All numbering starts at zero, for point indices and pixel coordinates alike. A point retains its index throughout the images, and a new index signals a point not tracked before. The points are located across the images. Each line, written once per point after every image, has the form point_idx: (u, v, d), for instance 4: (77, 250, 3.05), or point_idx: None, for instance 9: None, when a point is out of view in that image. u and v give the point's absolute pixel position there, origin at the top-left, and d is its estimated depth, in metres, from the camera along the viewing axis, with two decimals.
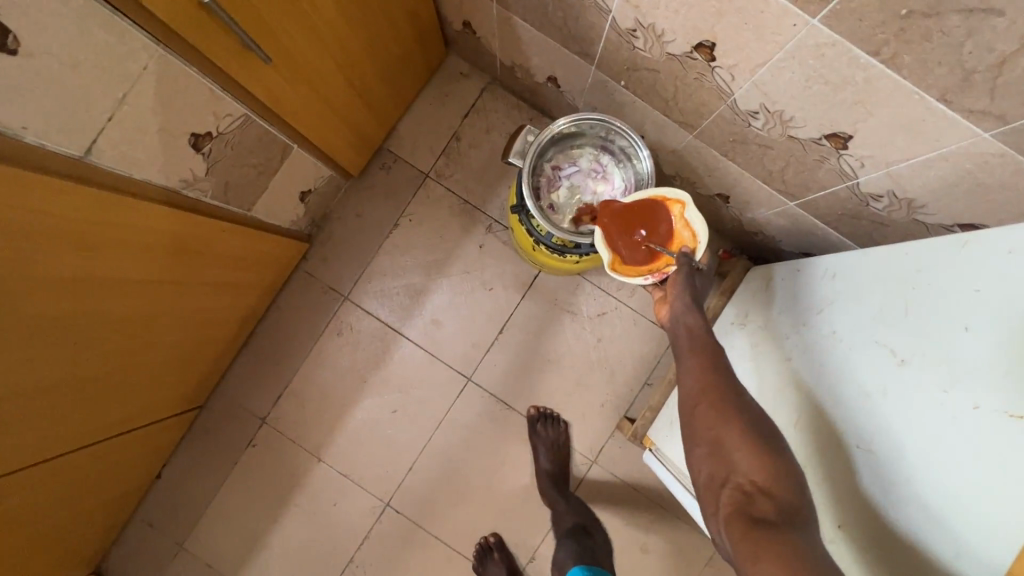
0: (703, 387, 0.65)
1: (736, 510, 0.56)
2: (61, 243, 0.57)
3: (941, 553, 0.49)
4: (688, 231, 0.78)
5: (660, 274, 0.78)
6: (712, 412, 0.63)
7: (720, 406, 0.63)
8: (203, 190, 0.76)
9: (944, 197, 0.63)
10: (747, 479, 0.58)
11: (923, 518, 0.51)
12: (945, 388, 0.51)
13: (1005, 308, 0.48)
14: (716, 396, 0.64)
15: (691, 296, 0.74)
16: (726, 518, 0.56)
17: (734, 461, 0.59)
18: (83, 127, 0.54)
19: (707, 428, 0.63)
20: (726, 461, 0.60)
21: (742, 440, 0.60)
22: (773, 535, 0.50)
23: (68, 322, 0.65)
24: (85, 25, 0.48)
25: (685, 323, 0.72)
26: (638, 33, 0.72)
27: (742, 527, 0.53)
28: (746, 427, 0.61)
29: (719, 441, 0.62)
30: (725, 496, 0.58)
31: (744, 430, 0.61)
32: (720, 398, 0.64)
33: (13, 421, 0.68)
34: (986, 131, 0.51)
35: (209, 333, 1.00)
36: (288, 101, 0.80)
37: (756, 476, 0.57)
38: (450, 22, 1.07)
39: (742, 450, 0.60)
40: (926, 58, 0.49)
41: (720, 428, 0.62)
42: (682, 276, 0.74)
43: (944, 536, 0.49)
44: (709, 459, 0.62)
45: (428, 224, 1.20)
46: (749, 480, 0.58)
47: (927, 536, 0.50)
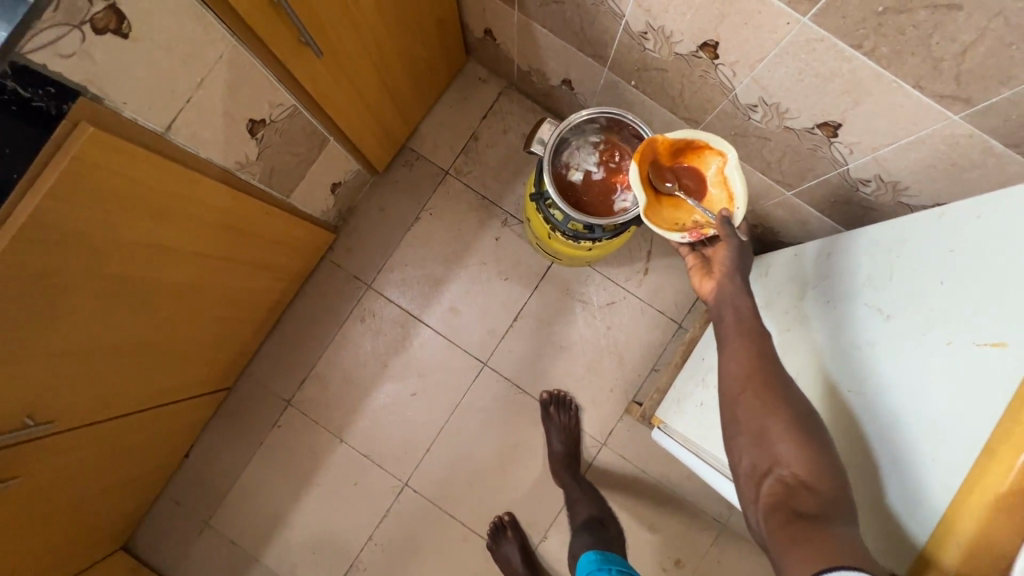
0: (746, 381, 0.68)
1: (777, 502, 0.59)
2: (138, 208, 0.64)
3: (915, 470, 0.55)
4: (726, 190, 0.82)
5: (697, 234, 0.82)
6: (757, 406, 0.66)
7: (763, 402, 0.66)
8: (253, 173, 0.84)
9: (924, 179, 0.71)
10: (789, 473, 0.61)
11: (901, 445, 0.57)
12: (924, 331, 0.57)
13: (976, 259, 0.55)
14: (761, 393, 0.66)
15: (743, 278, 0.76)
16: (766, 507, 0.60)
17: (778, 453, 0.62)
18: (166, 105, 0.61)
19: (746, 420, 0.66)
20: (771, 453, 0.63)
21: (787, 434, 0.63)
22: (815, 527, 0.54)
23: (131, 284, 0.72)
24: (181, 16, 0.56)
25: (734, 304, 0.74)
26: (648, 35, 0.81)
27: (781, 518, 0.57)
28: (792, 423, 0.64)
29: (764, 432, 0.64)
30: (767, 486, 0.61)
31: (789, 427, 0.63)
32: (772, 396, 0.66)
33: (76, 378, 0.74)
34: (956, 114, 0.59)
35: (244, 313, 1.06)
36: (331, 96, 0.88)
37: (798, 470, 0.61)
38: (472, 30, 1.16)
39: (785, 443, 0.62)
40: (901, 49, 0.56)
41: (759, 421, 0.65)
42: (734, 257, 0.76)
43: (917, 458, 0.54)
44: (751, 450, 0.65)
45: (448, 218, 1.28)
46: (793, 473, 0.61)
47: (903, 461, 0.56)
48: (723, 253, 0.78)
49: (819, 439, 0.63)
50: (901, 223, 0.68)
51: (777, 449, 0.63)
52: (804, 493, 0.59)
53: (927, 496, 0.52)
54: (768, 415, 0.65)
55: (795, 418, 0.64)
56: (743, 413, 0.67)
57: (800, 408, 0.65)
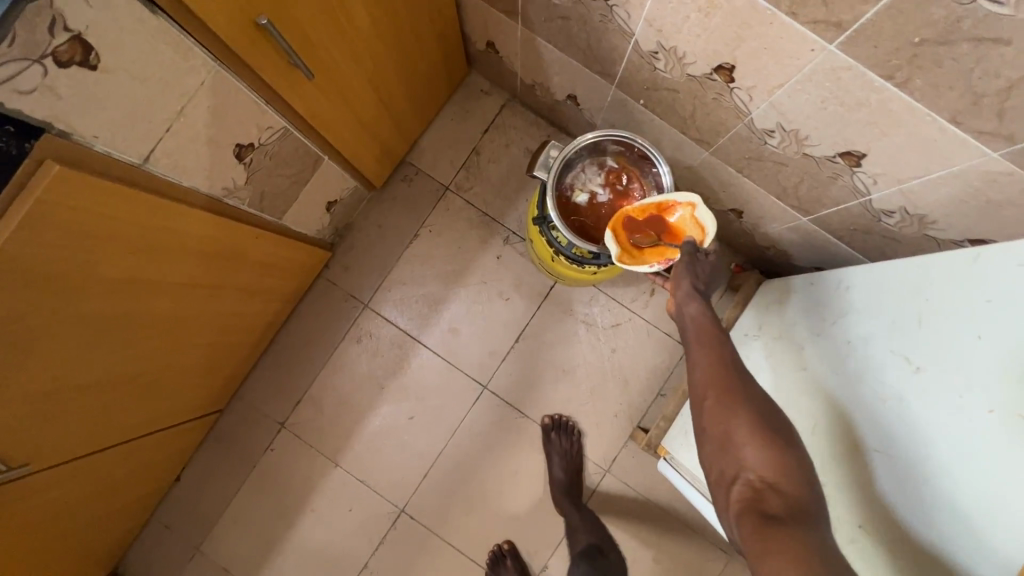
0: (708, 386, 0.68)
1: (745, 505, 0.59)
2: (113, 243, 0.60)
3: (956, 546, 0.51)
4: (698, 229, 0.80)
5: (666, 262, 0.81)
6: (721, 407, 0.66)
7: (727, 404, 0.66)
8: (241, 199, 0.80)
9: (954, 213, 0.66)
10: (756, 476, 0.61)
11: (944, 519, 0.53)
12: (961, 393, 0.53)
13: (1016, 315, 0.51)
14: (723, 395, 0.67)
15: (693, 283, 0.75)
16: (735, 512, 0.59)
17: (743, 456, 0.62)
18: (145, 135, 0.57)
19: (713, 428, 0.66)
20: (737, 457, 0.63)
21: (749, 436, 0.63)
22: (779, 529, 0.53)
23: (108, 322, 0.68)
24: (156, 43, 0.52)
25: (690, 312, 0.74)
26: (659, 55, 0.76)
27: (750, 522, 0.56)
28: (753, 422, 0.64)
29: (727, 436, 0.64)
30: (735, 492, 0.61)
31: (750, 428, 0.64)
32: (733, 395, 0.66)
33: (54, 418, 0.70)
34: (995, 151, 0.54)
35: (233, 338, 1.02)
36: (325, 116, 0.84)
37: (765, 472, 0.60)
38: (474, 42, 1.11)
39: (750, 446, 0.62)
40: (937, 82, 0.52)
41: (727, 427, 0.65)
42: (683, 264, 0.76)
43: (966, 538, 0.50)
44: (719, 457, 0.65)
45: (447, 235, 1.23)
46: (759, 476, 0.60)
47: (947, 536, 0.52)
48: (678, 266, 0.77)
49: (781, 436, 0.63)
50: (925, 261, 0.64)
51: (743, 453, 0.63)
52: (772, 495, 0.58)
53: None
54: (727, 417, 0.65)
55: (756, 417, 0.64)
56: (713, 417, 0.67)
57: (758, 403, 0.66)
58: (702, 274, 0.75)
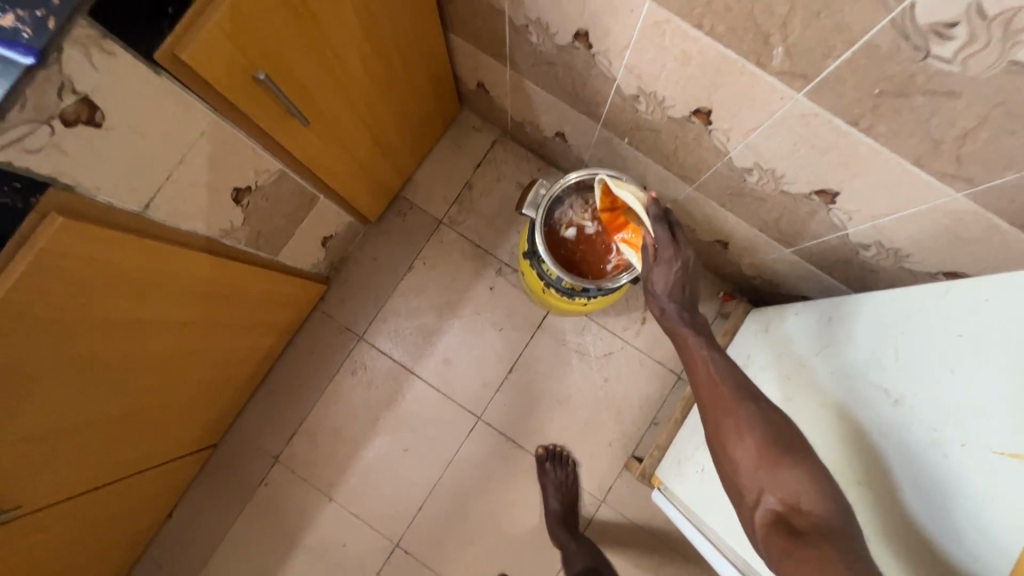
0: (712, 404, 0.68)
1: (771, 526, 0.57)
2: (112, 287, 0.62)
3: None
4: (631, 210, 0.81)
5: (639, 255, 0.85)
6: (729, 427, 0.66)
7: (735, 424, 0.65)
8: (238, 239, 0.82)
9: (926, 249, 0.69)
10: (777, 499, 0.59)
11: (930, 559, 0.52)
12: (936, 427, 0.54)
13: (986, 351, 0.52)
14: (725, 414, 0.66)
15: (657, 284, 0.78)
16: (762, 534, 0.58)
17: (760, 480, 0.61)
18: (145, 184, 0.60)
19: (726, 452, 0.66)
20: (754, 479, 0.62)
21: (756, 460, 0.62)
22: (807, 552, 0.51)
23: (106, 363, 0.69)
24: (159, 99, 0.54)
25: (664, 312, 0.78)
26: (640, 99, 0.80)
27: (780, 544, 0.54)
28: (763, 441, 0.63)
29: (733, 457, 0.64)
30: (758, 516, 0.59)
31: (760, 446, 0.62)
32: (736, 413, 0.66)
33: (49, 458, 0.71)
34: (958, 192, 0.57)
35: (228, 373, 1.03)
36: (320, 158, 0.86)
37: (784, 494, 0.59)
38: (465, 82, 1.16)
39: (762, 470, 0.61)
40: (898, 129, 0.55)
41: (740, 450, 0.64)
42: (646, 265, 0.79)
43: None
44: (735, 481, 0.64)
45: (441, 267, 1.26)
46: (779, 499, 0.59)
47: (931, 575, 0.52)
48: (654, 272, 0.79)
49: (793, 453, 0.61)
50: (908, 296, 0.66)
51: (760, 476, 0.61)
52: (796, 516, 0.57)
53: None
54: (733, 439, 0.64)
55: (766, 436, 0.63)
56: (725, 437, 0.66)
57: (764, 419, 0.64)
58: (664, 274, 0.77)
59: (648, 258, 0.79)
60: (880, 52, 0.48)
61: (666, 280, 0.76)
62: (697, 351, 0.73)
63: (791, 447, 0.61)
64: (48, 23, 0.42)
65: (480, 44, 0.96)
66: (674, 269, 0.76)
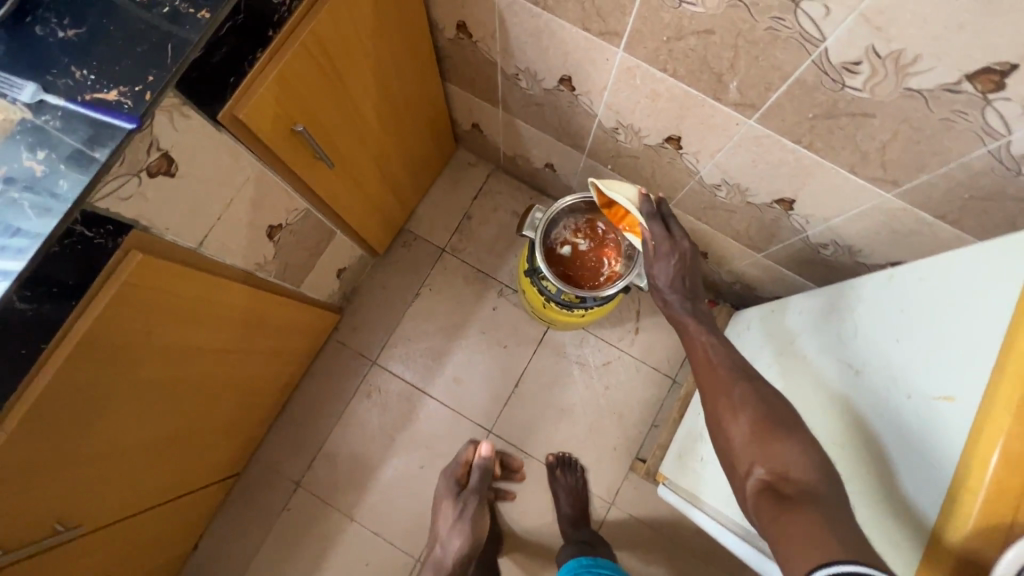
0: (712, 385, 0.74)
1: (761, 494, 0.60)
2: (171, 315, 0.70)
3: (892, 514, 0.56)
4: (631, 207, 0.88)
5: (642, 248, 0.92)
6: (724, 405, 0.71)
7: (730, 404, 0.70)
8: (268, 271, 0.91)
9: (873, 243, 0.80)
10: (767, 470, 0.62)
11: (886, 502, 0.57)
12: (888, 385, 0.62)
13: (922, 319, 0.62)
14: (721, 393, 0.72)
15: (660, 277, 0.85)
16: (752, 501, 0.61)
17: (752, 453, 0.65)
18: (201, 224, 0.69)
19: (720, 425, 0.71)
20: (746, 454, 0.66)
21: (750, 434, 0.66)
22: (796, 514, 0.54)
23: (160, 387, 0.76)
24: (218, 151, 0.65)
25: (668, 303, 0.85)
26: (620, 130, 0.92)
27: (770, 509, 0.58)
28: (755, 419, 0.67)
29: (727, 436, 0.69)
30: (751, 486, 0.63)
31: (753, 423, 0.67)
32: (730, 395, 0.71)
33: (109, 480, 0.77)
34: (888, 193, 0.69)
35: (252, 400, 1.10)
36: (339, 196, 0.97)
37: (774, 466, 0.62)
38: (460, 123, 1.28)
39: (755, 442, 0.65)
40: (833, 144, 0.67)
41: (737, 424, 0.68)
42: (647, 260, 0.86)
43: (898, 517, 0.55)
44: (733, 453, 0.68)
45: (446, 291, 1.35)
46: (768, 470, 0.62)
47: (885, 512, 0.57)
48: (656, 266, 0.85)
49: (783, 427, 0.65)
50: (865, 286, 0.76)
51: (753, 449, 0.65)
52: (785, 484, 0.60)
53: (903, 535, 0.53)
54: (730, 417, 0.69)
55: (759, 414, 0.68)
56: (721, 415, 0.71)
57: (760, 399, 0.69)
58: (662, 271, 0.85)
59: (648, 254, 0.86)
60: (808, 84, 0.61)
61: (669, 273, 0.84)
62: (698, 337, 0.81)
63: (782, 423, 0.65)
64: (145, 96, 0.52)
65: (474, 90, 1.09)
66: (673, 262, 0.83)
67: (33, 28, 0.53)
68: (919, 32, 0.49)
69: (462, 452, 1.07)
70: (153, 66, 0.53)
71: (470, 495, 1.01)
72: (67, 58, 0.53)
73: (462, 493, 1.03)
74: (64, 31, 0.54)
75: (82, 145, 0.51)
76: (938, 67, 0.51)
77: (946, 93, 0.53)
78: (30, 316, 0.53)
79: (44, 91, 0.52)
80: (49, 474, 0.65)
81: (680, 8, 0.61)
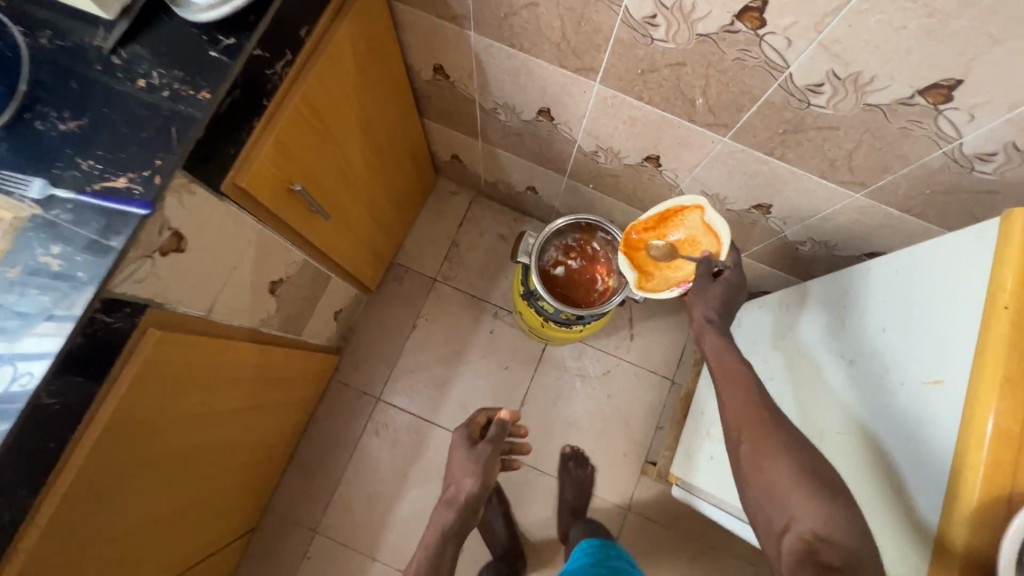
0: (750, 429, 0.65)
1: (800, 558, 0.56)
2: (188, 384, 0.71)
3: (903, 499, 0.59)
4: (710, 238, 0.84)
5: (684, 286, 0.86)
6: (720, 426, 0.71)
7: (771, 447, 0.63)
8: (271, 325, 0.92)
9: (848, 238, 0.86)
10: (807, 527, 0.58)
11: (892, 485, 0.61)
12: (882, 376, 0.66)
13: (905, 308, 0.67)
14: (761, 436, 0.64)
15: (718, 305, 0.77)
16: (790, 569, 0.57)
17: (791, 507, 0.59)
18: (209, 292, 0.70)
19: (757, 473, 0.63)
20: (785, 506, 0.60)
21: (790, 482, 0.60)
22: None
23: (180, 457, 0.76)
24: (223, 220, 0.66)
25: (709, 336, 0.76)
26: (600, 153, 0.96)
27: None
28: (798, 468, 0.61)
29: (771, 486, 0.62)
30: (788, 545, 0.58)
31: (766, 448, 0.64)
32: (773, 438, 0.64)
33: (137, 559, 0.76)
34: (857, 194, 0.75)
35: (263, 453, 1.08)
36: (333, 243, 0.97)
37: (816, 523, 0.57)
38: (439, 155, 1.31)
39: (758, 466, 0.64)
40: (802, 154, 0.72)
41: (770, 467, 0.62)
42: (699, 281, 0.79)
43: (906, 501, 0.58)
44: (764, 504, 0.62)
45: (442, 320, 1.37)
46: (809, 527, 0.57)
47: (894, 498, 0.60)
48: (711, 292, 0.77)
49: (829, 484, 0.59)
50: (845, 279, 0.82)
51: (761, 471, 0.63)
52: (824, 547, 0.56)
53: (918, 519, 0.56)
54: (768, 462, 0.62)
55: (803, 462, 0.61)
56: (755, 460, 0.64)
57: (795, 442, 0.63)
58: (714, 299, 0.77)
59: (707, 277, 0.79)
60: (776, 105, 0.66)
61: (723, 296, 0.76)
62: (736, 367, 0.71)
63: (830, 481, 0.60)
64: (153, 180, 0.54)
65: (452, 124, 1.11)
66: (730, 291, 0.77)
67: (34, 123, 0.54)
68: (873, 57, 0.54)
69: (477, 412, 0.85)
70: (160, 149, 0.55)
71: (485, 443, 0.79)
72: (72, 149, 0.54)
73: (477, 443, 0.80)
74: (65, 123, 0.55)
75: (96, 235, 0.52)
76: (893, 85, 0.56)
77: (902, 107, 0.58)
78: (57, 410, 0.53)
79: (52, 185, 0.53)
80: (82, 563, 0.64)
81: (652, 45, 0.65)
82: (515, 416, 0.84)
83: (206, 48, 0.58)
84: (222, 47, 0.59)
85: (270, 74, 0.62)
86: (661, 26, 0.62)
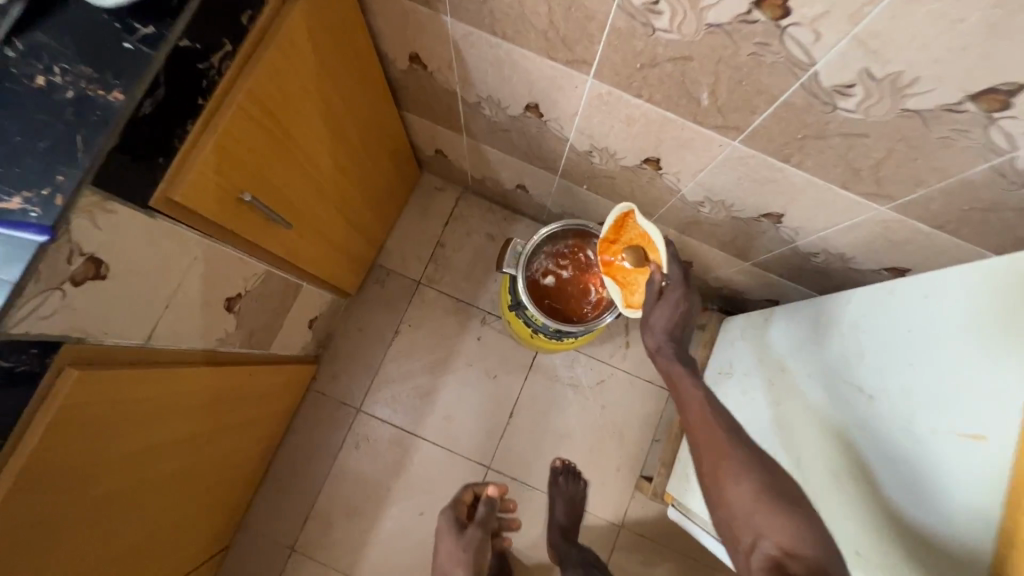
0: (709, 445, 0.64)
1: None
2: (128, 420, 0.63)
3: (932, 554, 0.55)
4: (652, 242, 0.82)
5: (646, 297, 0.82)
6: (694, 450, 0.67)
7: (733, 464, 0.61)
8: (232, 343, 0.84)
9: (868, 252, 0.77)
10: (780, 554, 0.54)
11: (917, 537, 0.57)
12: (909, 416, 0.61)
13: (935, 342, 0.61)
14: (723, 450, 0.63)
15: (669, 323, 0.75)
16: None
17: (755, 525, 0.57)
18: (146, 319, 0.62)
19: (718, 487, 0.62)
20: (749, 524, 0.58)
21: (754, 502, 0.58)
22: None
23: (127, 496, 0.69)
24: (157, 238, 0.57)
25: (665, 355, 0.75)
26: (594, 153, 0.87)
27: None
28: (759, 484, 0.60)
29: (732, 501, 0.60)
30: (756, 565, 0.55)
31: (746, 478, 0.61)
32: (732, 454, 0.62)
33: None
34: (882, 206, 0.66)
35: (233, 473, 1.01)
36: (304, 252, 0.90)
37: (781, 539, 0.55)
38: (422, 149, 1.21)
39: (758, 512, 0.57)
40: (822, 162, 0.63)
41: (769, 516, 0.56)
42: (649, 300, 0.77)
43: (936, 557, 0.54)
44: (729, 523, 0.60)
45: (427, 326, 1.29)
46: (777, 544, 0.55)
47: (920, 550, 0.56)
48: (656, 311, 0.76)
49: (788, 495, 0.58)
50: (860, 302, 0.76)
51: (753, 518, 0.58)
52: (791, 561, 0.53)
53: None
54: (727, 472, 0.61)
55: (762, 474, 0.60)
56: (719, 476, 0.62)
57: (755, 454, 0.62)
58: (660, 319, 0.76)
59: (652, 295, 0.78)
60: (796, 107, 0.57)
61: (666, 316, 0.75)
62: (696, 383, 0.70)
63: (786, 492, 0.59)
64: (55, 201, 0.45)
65: (434, 118, 1.02)
66: (678, 309, 0.75)
67: None
68: (919, 55, 0.45)
69: (463, 492, 0.92)
70: (62, 163, 0.46)
71: (474, 527, 0.83)
72: None
73: (466, 527, 0.84)
74: None
75: None
76: (939, 88, 0.47)
77: (948, 113, 0.49)
78: None
79: None
80: None
81: (653, 36, 0.56)
82: (499, 496, 0.91)
83: (119, 38, 0.49)
84: (139, 36, 0.49)
85: (203, 69, 0.53)
86: (665, 13, 0.52)
